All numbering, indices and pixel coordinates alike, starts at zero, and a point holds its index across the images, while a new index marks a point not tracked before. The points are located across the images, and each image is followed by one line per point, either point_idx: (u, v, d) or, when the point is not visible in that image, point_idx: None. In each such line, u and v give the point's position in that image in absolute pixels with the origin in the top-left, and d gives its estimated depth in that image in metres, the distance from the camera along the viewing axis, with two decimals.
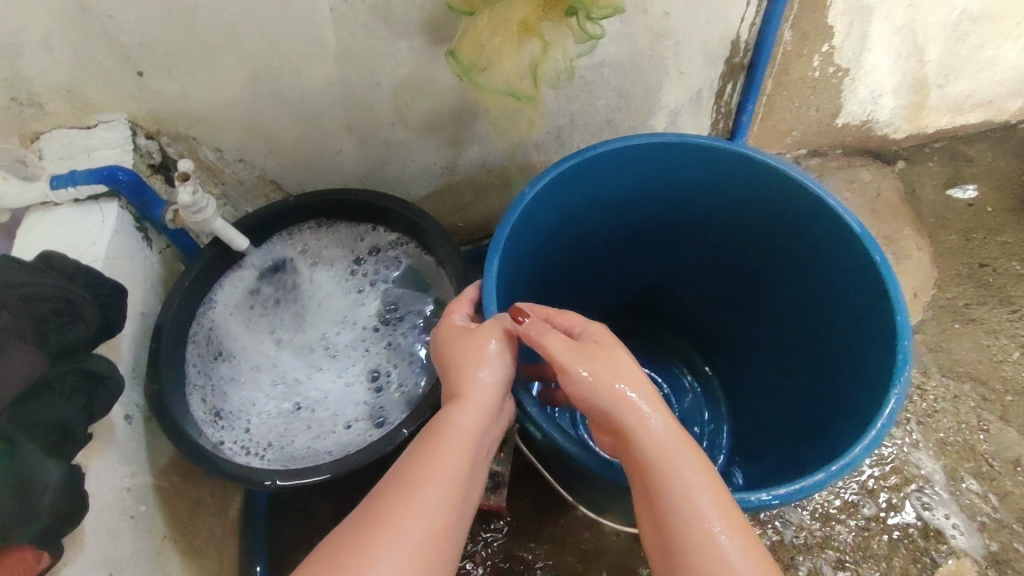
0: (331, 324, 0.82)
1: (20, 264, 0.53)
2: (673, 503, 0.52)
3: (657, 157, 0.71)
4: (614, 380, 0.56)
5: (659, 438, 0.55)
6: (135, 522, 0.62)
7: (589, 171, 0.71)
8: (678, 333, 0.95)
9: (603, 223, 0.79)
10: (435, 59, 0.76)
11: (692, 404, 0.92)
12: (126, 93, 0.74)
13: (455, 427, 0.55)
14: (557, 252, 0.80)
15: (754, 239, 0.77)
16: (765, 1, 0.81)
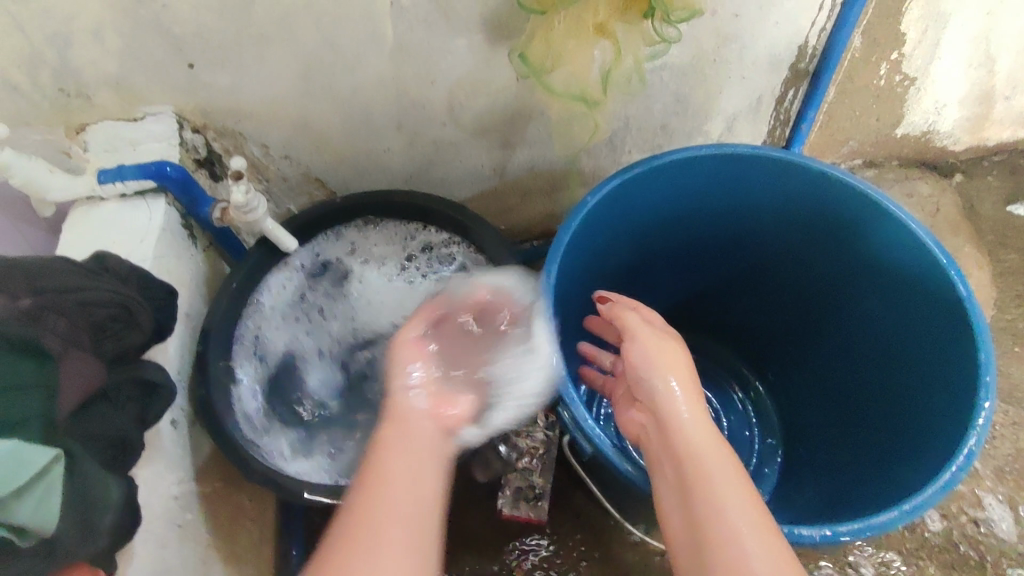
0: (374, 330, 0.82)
1: (76, 267, 0.51)
2: (703, 499, 0.50)
3: (723, 170, 0.68)
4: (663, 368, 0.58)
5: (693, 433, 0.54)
6: (181, 531, 0.60)
7: (652, 183, 0.68)
8: (730, 346, 0.92)
9: (660, 235, 0.76)
10: (493, 58, 0.73)
11: (739, 419, 0.90)
12: (175, 85, 0.71)
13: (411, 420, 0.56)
14: (612, 264, 0.78)
15: (819, 257, 0.74)
16: (838, 6, 0.78)
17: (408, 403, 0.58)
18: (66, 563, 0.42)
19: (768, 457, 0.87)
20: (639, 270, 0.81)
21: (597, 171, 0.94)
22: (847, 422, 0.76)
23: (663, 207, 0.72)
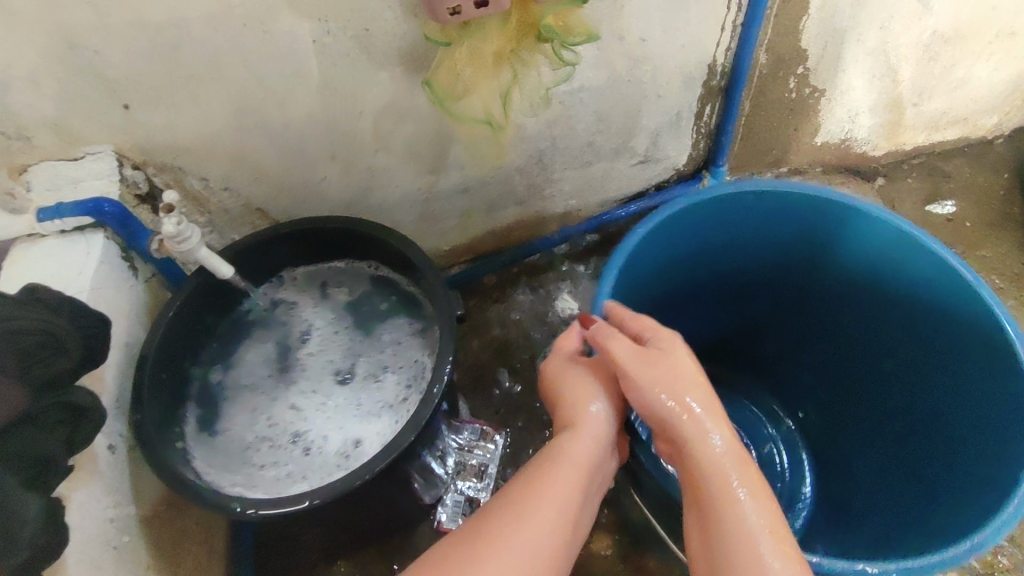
0: (299, 371, 0.83)
1: (6, 299, 0.54)
2: (735, 488, 0.56)
3: (755, 202, 0.75)
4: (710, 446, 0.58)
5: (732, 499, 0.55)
6: (117, 553, 0.62)
7: (766, 200, 0.75)
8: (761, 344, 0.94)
9: (708, 252, 0.81)
10: (414, 88, 0.79)
11: (771, 450, 0.95)
12: (114, 126, 0.75)
13: (566, 454, 0.61)
14: (737, 262, 0.84)
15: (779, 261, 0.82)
16: (738, 27, 0.84)
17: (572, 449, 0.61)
18: None
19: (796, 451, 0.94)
20: (806, 305, 0.86)
21: (532, 189, 0.99)
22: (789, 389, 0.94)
23: (841, 253, 0.78)
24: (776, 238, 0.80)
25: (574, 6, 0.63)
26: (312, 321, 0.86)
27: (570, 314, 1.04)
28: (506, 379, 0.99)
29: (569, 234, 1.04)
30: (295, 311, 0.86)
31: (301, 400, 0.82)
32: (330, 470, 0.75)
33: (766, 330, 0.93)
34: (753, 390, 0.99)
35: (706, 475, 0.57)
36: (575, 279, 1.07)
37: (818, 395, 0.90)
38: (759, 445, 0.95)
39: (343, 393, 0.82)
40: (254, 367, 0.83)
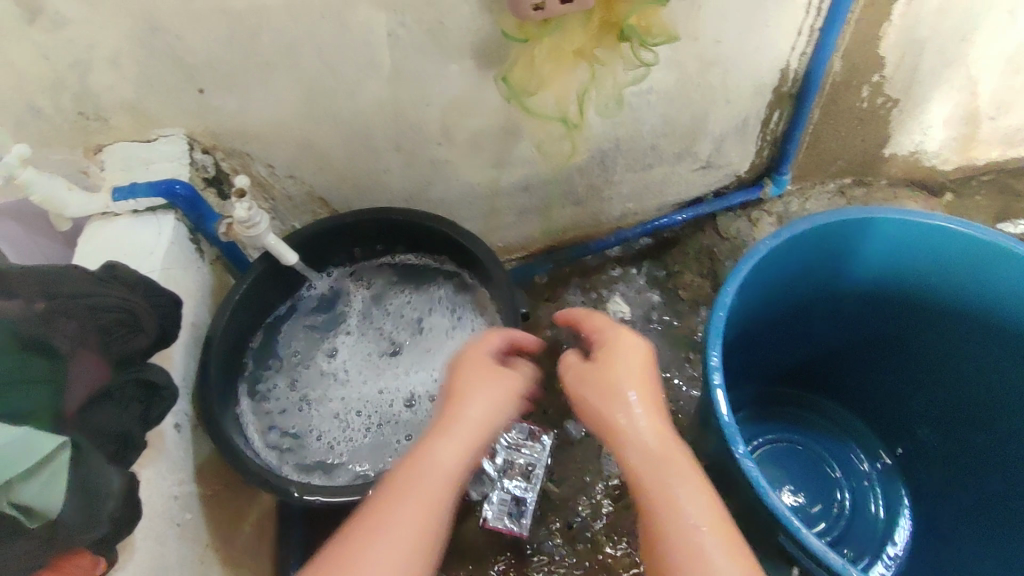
0: (351, 368, 0.84)
1: (87, 274, 0.55)
2: (671, 482, 0.51)
3: (822, 238, 0.67)
4: (649, 443, 0.53)
5: (678, 507, 0.49)
6: (180, 530, 0.63)
7: (838, 235, 0.67)
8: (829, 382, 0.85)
9: (779, 294, 0.73)
10: (483, 83, 0.78)
11: (864, 487, 0.82)
12: (188, 110, 0.76)
13: (432, 462, 0.52)
14: (807, 301, 0.75)
15: (834, 292, 0.74)
16: (816, 32, 0.82)
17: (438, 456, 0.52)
18: (70, 548, 0.43)
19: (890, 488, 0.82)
20: (881, 344, 0.78)
21: (590, 190, 0.98)
22: (870, 425, 0.84)
23: (893, 272, 0.71)
24: (851, 272, 0.72)
25: (659, 6, 0.62)
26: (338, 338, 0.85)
27: (623, 317, 1.02)
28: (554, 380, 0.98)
29: (624, 236, 1.03)
30: (319, 328, 0.86)
31: (391, 386, 0.83)
32: None
33: (840, 369, 0.83)
34: (842, 418, 0.85)
35: (640, 475, 0.52)
36: (629, 282, 1.06)
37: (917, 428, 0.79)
38: (854, 480, 0.83)
39: (422, 355, 0.84)
40: (307, 382, 0.82)
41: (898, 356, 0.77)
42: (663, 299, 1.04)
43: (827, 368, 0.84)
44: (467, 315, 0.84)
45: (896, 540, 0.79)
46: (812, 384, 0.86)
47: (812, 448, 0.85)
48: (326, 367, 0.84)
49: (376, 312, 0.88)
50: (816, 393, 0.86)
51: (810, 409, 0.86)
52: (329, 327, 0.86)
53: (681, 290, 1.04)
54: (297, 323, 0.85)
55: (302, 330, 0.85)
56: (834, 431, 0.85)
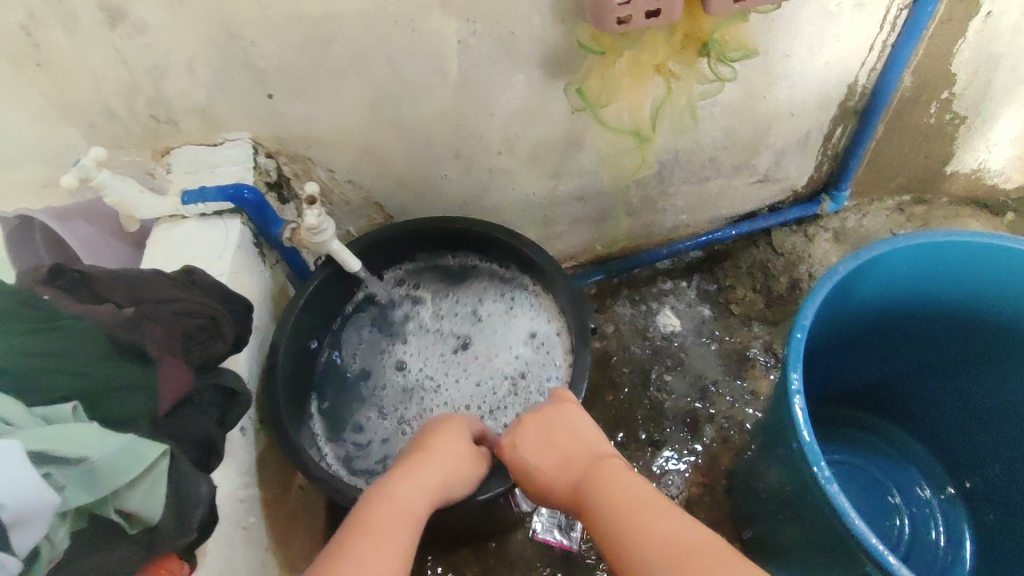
0: (425, 372, 0.85)
1: (169, 279, 0.56)
2: (656, 521, 0.50)
3: (884, 266, 0.65)
4: (621, 480, 0.54)
5: (660, 537, 0.48)
6: (246, 533, 0.64)
7: (919, 257, 0.64)
8: (890, 404, 0.81)
9: (848, 318, 0.70)
10: (549, 93, 0.78)
11: (924, 514, 0.79)
12: (256, 115, 0.77)
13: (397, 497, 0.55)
14: (875, 325, 0.72)
15: (894, 317, 0.71)
16: (888, 47, 0.80)
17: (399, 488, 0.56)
18: (160, 555, 0.44)
19: (953, 517, 0.77)
20: (944, 370, 0.74)
21: (645, 202, 0.97)
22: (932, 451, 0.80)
23: (960, 297, 0.67)
24: (924, 296, 0.69)
25: (742, 21, 0.63)
26: (400, 348, 0.86)
27: (673, 330, 1.02)
28: (604, 392, 0.98)
29: (677, 249, 1.02)
30: (381, 347, 0.86)
31: (477, 375, 0.84)
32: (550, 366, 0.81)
33: (901, 394, 0.80)
34: (903, 441, 0.82)
35: (610, 516, 0.52)
36: (679, 295, 1.05)
37: (984, 460, 0.74)
38: (912, 505, 0.80)
39: (488, 345, 0.85)
40: (385, 394, 0.83)
41: (961, 386, 0.73)
42: (715, 313, 1.02)
43: (885, 393, 0.81)
44: (525, 292, 0.86)
45: (957, 567, 0.75)
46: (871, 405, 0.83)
47: (868, 470, 0.82)
48: (392, 376, 0.84)
49: (428, 315, 0.88)
50: (874, 416, 0.84)
51: (867, 430, 0.84)
52: (392, 341, 0.86)
53: (732, 304, 1.02)
54: (356, 348, 0.86)
55: (365, 353, 0.86)
56: (891, 454, 0.82)
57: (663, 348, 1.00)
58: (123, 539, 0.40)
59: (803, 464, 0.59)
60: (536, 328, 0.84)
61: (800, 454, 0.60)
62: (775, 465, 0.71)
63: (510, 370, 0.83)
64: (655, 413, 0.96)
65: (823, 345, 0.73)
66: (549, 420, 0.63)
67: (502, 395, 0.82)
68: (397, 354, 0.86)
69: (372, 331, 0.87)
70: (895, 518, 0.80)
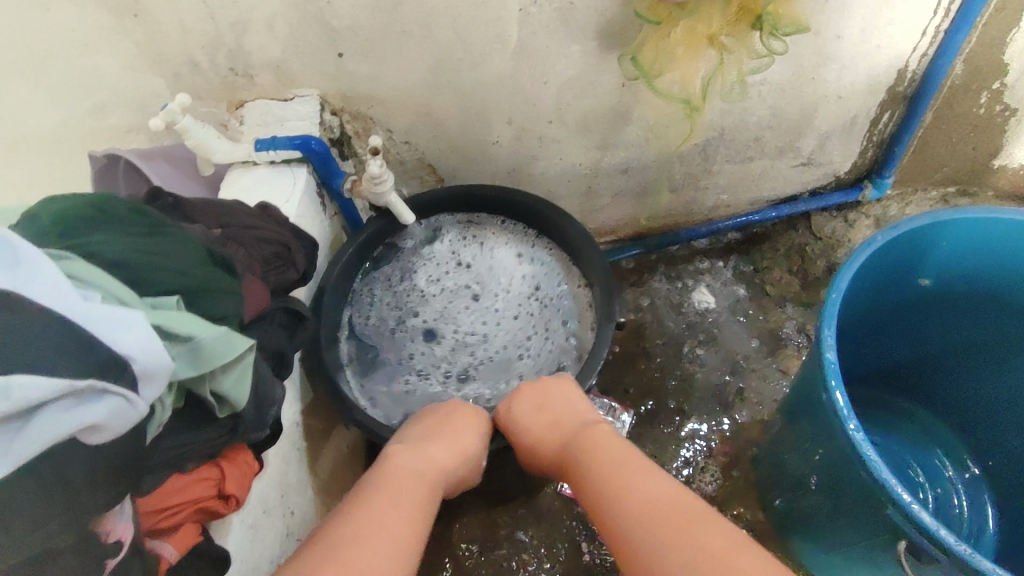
0: (445, 323, 0.86)
1: (247, 209, 0.60)
2: (648, 480, 0.57)
3: (919, 241, 0.66)
4: (616, 448, 0.62)
5: (653, 492, 0.56)
6: (299, 455, 0.69)
7: (958, 233, 0.66)
8: (917, 386, 0.83)
9: (885, 292, 0.72)
10: (602, 64, 0.81)
11: (945, 493, 0.80)
12: (325, 72, 0.82)
13: (404, 467, 0.61)
14: (910, 302, 0.74)
15: (923, 295, 0.73)
16: (941, 34, 0.81)
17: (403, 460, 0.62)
18: (236, 443, 0.48)
19: (975, 497, 0.79)
20: (972, 354, 0.75)
21: (687, 178, 1.00)
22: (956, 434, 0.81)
23: (993, 277, 0.69)
24: (961, 275, 0.70)
25: None
26: (402, 305, 0.86)
27: (707, 306, 1.04)
28: (636, 361, 1.01)
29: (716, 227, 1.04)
30: (389, 309, 0.86)
31: (492, 305, 0.87)
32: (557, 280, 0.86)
33: (932, 378, 0.80)
34: (930, 425, 0.83)
35: (607, 480, 0.59)
36: (715, 274, 1.07)
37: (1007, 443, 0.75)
38: (937, 486, 0.81)
39: (488, 284, 0.88)
40: (409, 352, 0.84)
41: (991, 369, 0.74)
42: (750, 293, 1.05)
43: (911, 376, 0.82)
44: (510, 226, 0.89)
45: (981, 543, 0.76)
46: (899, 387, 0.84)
47: (895, 452, 0.83)
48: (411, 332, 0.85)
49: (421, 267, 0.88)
50: (901, 398, 0.85)
51: (896, 413, 0.85)
52: (399, 300, 0.86)
53: (768, 285, 1.05)
54: (363, 316, 0.85)
55: (372, 317, 0.85)
56: (917, 436, 0.83)
57: (697, 323, 1.03)
58: (209, 423, 0.45)
59: (834, 422, 0.62)
60: (535, 252, 0.88)
61: (832, 415, 0.62)
62: (802, 431, 0.73)
63: (519, 293, 0.87)
64: (684, 385, 0.98)
65: (855, 320, 0.75)
66: (549, 396, 0.71)
67: (522, 316, 0.86)
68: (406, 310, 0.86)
69: (375, 295, 0.86)
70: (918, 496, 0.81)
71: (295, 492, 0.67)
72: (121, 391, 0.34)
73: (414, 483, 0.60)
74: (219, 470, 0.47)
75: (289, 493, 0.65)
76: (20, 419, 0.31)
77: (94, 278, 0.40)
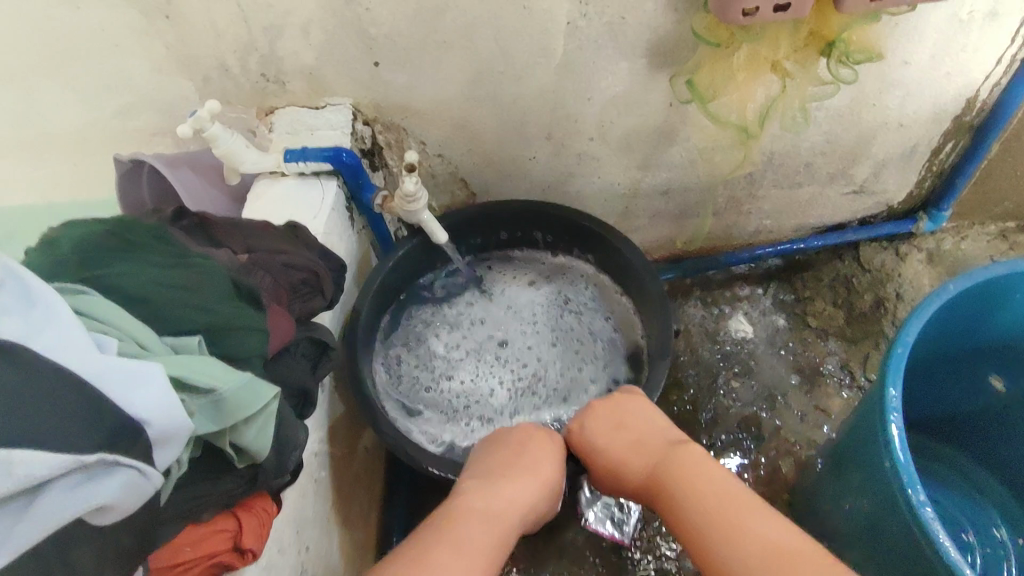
0: (495, 368, 0.85)
1: (275, 231, 0.57)
2: (755, 515, 0.52)
3: (997, 290, 0.62)
4: (711, 470, 0.57)
5: (766, 533, 0.50)
6: (317, 485, 0.66)
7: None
8: (975, 438, 0.77)
9: (948, 340, 0.68)
10: (650, 82, 0.76)
11: (998, 554, 0.75)
12: (360, 81, 0.78)
13: (475, 504, 0.57)
14: (976, 353, 0.69)
15: (992, 346, 0.68)
16: (1018, 61, 0.75)
17: (474, 497, 0.58)
18: (255, 491, 0.45)
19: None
20: None
21: (730, 202, 0.95)
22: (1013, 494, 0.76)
23: None
24: None
25: (872, 21, 0.60)
26: (438, 365, 0.85)
27: (744, 335, 0.99)
28: (668, 391, 0.96)
29: (758, 254, 0.99)
30: (433, 374, 0.84)
31: (526, 331, 0.88)
32: (573, 285, 0.89)
33: (989, 431, 0.75)
34: (983, 480, 0.78)
35: (709, 509, 0.54)
36: (754, 302, 1.02)
37: None
38: (990, 546, 0.75)
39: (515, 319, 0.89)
40: (469, 404, 0.82)
41: None
42: (790, 323, 0.99)
43: (970, 429, 0.77)
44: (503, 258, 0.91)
45: None
46: (951, 436, 0.80)
47: (945, 508, 0.78)
48: (464, 384, 0.84)
49: (436, 328, 0.87)
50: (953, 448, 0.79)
51: (946, 465, 0.80)
52: (437, 362, 0.85)
53: (810, 316, 0.99)
54: (411, 391, 0.82)
55: (422, 387, 0.83)
56: (970, 490, 0.78)
57: (732, 353, 0.98)
58: (229, 471, 0.42)
59: (893, 485, 0.58)
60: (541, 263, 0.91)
61: (890, 478, 0.58)
62: (848, 483, 0.69)
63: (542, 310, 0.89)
64: (718, 418, 0.94)
65: (913, 366, 0.70)
66: (629, 418, 0.67)
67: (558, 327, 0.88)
68: (445, 368, 0.84)
69: (410, 368, 0.84)
70: (969, 558, 0.75)
71: (311, 525, 0.63)
72: (134, 462, 0.31)
73: (492, 521, 0.56)
74: (235, 521, 0.44)
75: (305, 528, 0.62)
76: (25, 497, 0.29)
77: (111, 319, 0.37)
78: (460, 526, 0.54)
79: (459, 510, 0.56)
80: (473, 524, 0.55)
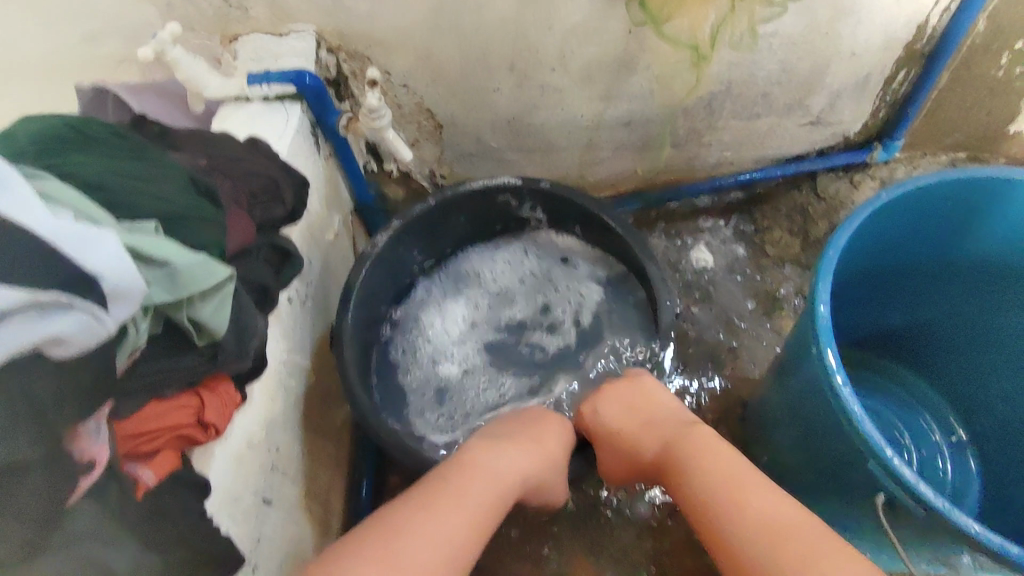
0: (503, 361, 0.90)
1: (234, 140, 0.60)
2: (752, 492, 0.55)
3: (925, 200, 0.65)
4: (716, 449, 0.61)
5: (763, 509, 0.54)
6: (287, 392, 0.69)
7: (967, 193, 0.64)
8: (910, 348, 0.82)
9: (883, 254, 0.72)
10: (609, 9, 0.78)
11: (929, 454, 0.81)
12: (321, 7, 0.79)
13: (482, 466, 0.60)
14: (908, 265, 0.74)
15: (923, 258, 0.73)
16: None
17: (483, 458, 0.61)
18: (216, 373, 0.48)
19: (959, 461, 0.79)
20: (965, 321, 0.75)
21: (691, 134, 0.97)
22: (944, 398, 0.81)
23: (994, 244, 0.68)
24: (965, 240, 0.69)
25: None
26: (447, 367, 0.89)
27: (704, 265, 1.03)
28: None
29: (719, 184, 1.02)
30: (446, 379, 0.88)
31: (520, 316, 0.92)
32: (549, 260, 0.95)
33: (923, 341, 0.80)
34: (917, 388, 0.83)
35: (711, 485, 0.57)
36: (715, 233, 1.06)
37: (999, 411, 0.75)
38: (922, 448, 0.81)
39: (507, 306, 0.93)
40: (487, 393, 0.87)
41: (983, 339, 0.74)
42: (749, 252, 1.03)
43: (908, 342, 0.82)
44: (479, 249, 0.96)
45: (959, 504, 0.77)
46: (889, 350, 0.84)
47: (882, 413, 0.83)
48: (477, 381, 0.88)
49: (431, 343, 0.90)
50: (892, 360, 0.85)
51: (885, 375, 0.85)
52: (447, 367, 0.89)
53: (768, 245, 1.03)
54: (429, 399, 0.86)
55: (440, 394, 0.87)
56: (905, 398, 0.83)
57: (693, 281, 1.02)
58: (190, 350, 0.46)
59: (821, 377, 0.62)
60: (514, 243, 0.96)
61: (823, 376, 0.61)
62: (788, 387, 0.73)
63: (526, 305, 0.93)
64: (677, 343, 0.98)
65: (851, 280, 0.74)
66: (632, 401, 0.71)
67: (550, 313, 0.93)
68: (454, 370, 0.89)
69: (420, 380, 0.87)
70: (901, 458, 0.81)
71: (281, 427, 0.67)
72: (87, 307, 0.35)
73: (495, 483, 0.59)
74: (197, 398, 0.47)
75: (275, 428, 0.66)
76: None
77: (66, 198, 0.40)
78: (457, 476, 0.58)
79: (460, 464, 0.60)
80: (468, 479, 0.58)
